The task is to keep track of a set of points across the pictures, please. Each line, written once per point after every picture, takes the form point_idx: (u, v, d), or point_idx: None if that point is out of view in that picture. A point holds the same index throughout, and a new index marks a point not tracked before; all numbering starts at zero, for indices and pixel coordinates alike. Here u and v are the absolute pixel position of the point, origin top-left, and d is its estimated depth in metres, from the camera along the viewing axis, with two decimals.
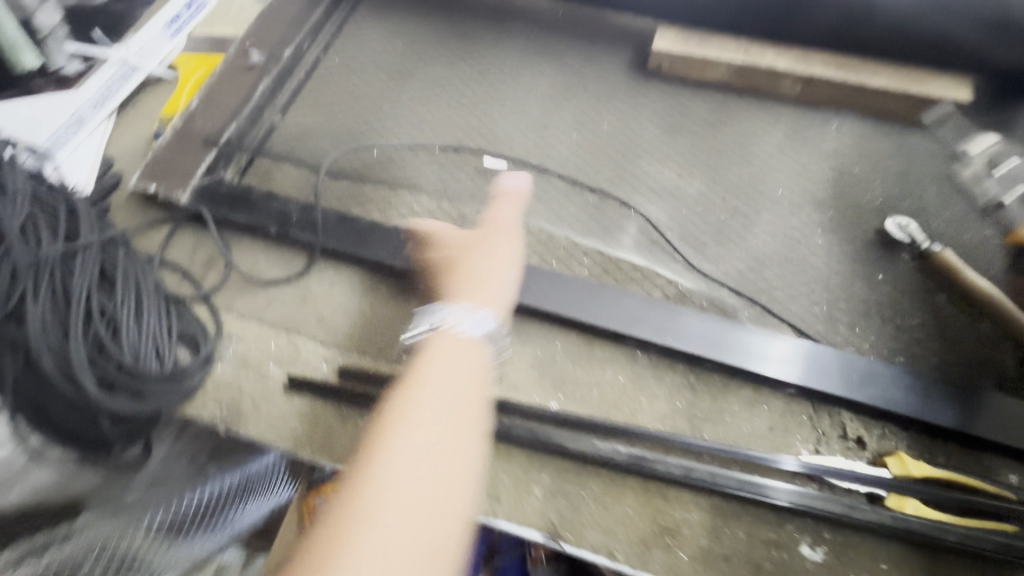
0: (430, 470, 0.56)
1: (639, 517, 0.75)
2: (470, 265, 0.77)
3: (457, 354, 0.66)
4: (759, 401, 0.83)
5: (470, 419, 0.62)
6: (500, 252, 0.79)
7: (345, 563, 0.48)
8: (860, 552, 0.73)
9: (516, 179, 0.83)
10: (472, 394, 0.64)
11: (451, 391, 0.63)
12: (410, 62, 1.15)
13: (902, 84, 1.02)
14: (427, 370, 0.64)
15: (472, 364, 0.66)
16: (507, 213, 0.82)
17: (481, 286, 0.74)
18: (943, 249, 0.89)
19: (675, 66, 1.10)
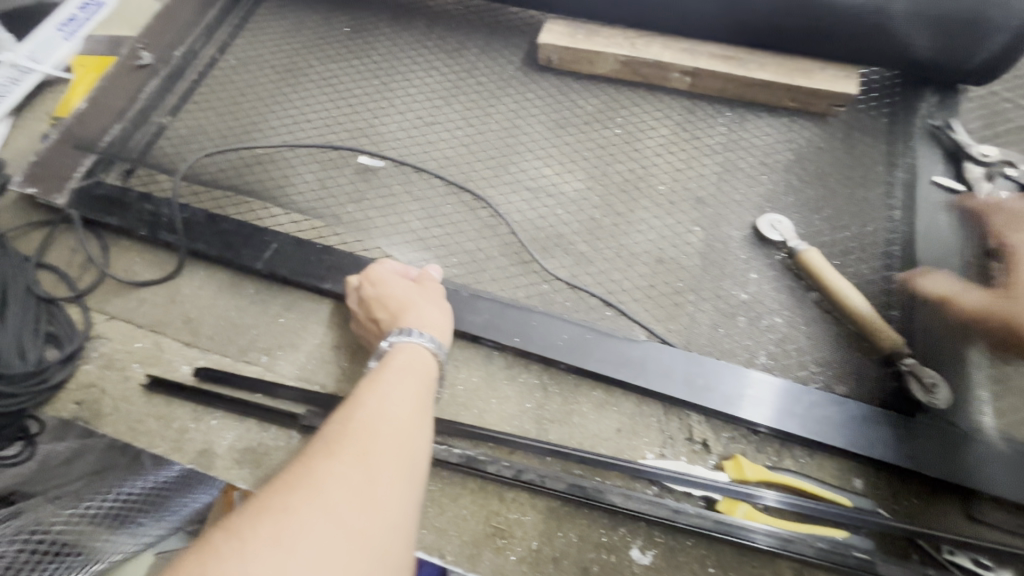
0: (384, 466, 0.55)
1: (472, 518, 0.76)
2: (418, 297, 0.81)
3: (412, 369, 0.69)
4: (608, 402, 0.82)
5: (424, 427, 0.63)
6: (440, 298, 0.82)
7: (310, 504, 0.49)
8: (689, 556, 0.73)
9: (437, 269, 0.87)
10: (426, 402, 0.65)
11: (408, 398, 0.64)
12: (304, 60, 1.14)
13: (789, 77, 0.99)
14: (388, 376, 0.66)
15: (427, 381, 0.69)
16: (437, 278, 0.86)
17: (427, 312, 0.79)
18: (807, 249, 0.87)
19: (564, 60, 1.08)
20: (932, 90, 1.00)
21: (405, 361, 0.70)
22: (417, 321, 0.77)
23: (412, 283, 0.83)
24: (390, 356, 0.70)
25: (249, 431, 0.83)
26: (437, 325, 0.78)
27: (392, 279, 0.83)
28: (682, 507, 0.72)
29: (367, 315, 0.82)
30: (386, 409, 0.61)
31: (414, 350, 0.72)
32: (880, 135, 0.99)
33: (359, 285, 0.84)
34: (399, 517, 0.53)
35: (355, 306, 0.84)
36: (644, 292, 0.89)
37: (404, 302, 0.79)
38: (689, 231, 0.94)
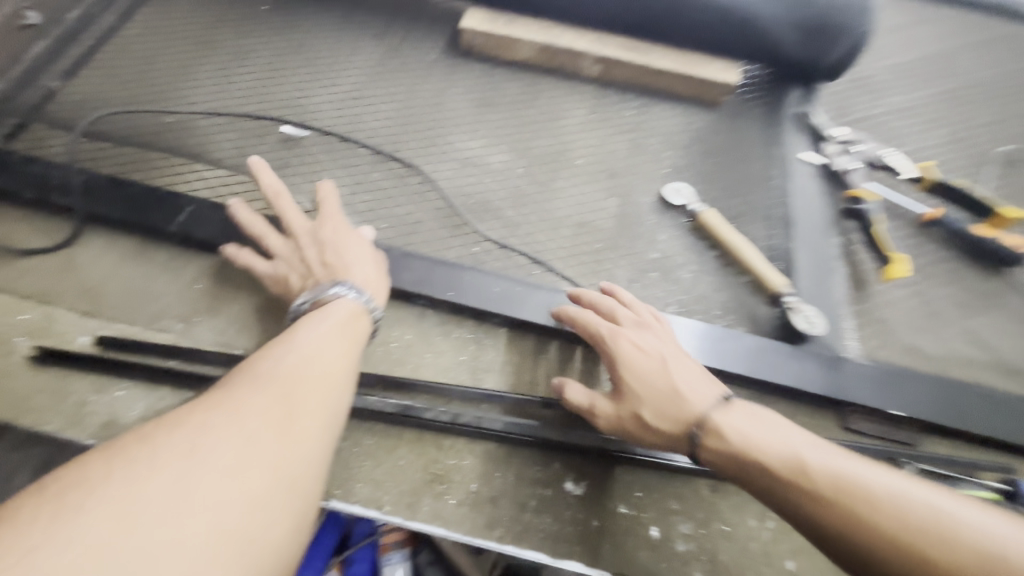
0: (303, 405, 0.56)
1: (410, 467, 0.76)
2: (371, 259, 0.79)
3: (350, 328, 0.67)
4: (539, 350, 0.87)
5: (349, 373, 0.63)
6: (385, 269, 0.82)
7: (222, 428, 0.50)
8: (616, 483, 0.78)
9: (371, 231, 0.86)
10: (355, 351, 0.66)
11: (337, 345, 0.64)
12: (220, 33, 1.11)
13: (684, 67, 1.13)
14: (320, 322, 0.66)
15: (359, 339, 0.68)
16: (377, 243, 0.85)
17: (374, 275, 0.77)
18: (706, 210, 0.98)
19: (486, 45, 1.15)
20: (798, 85, 1.19)
21: (342, 316, 0.68)
22: (364, 282, 0.75)
23: (367, 244, 0.81)
24: (328, 308, 0.68)
25: (161, 399, 0.77)
26: (378, 291, 0.77)
27: (350, 235, 0.80)
28: (608, 436, 0.78)
29: (314, 253, 0.78)
30: (312, 351, 0.61)
31: (356, 312, 0.70)
32: (760, 120, 1.15)
33: (317, 223, 0.81)
34: (310, 456, 0.53)
35: (302, 238, 0.80)
36: (568, 252, 0.96)
37: (358, 257, 0.78)
38: (605, 199, 1.03)
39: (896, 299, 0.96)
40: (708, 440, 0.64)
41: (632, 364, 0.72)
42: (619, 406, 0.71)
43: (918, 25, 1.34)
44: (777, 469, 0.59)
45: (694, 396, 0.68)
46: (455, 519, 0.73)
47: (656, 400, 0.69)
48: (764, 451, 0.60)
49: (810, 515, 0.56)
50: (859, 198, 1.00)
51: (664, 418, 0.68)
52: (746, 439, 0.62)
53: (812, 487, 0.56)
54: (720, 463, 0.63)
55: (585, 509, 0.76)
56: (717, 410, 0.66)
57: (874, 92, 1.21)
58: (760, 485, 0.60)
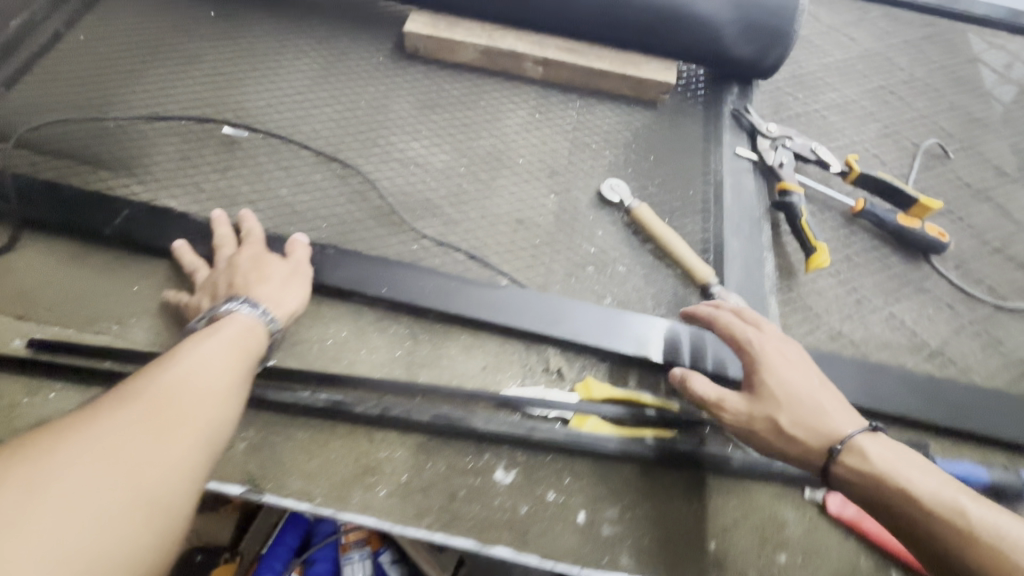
0: (176, 426, 0.57)
1: (341, 460, 0.77)
2: (278, 276, 0.81)
3: (241, 348, 0.68)
4: (474, 344, 0.89)
5: (231, 391, 0.64)
6: (306, 283, 0.84)
7: (81, 451, 0.50)
8: (546, 470, 0.80)
9: (304, 234, 0.89)
10: (242, 370, 0.66)
11: (223, 366, 0.65)
12: (164, 36, 1.12)
13: (621, 67, 1.16)
14: (210, 342, 0.66)
15: (250, 359, 0.69)
16: (301, 256, 0.86)
17: (276, 292, 0.79)
18: (639, 205, 1.00)
19: (430, 49, 1.17)
20: (736, 83, 1.22)
21: (232, 335, 0.69)
22: (266, 299, 0.78)
23: (282, 263, 0.83)
24: (219, 327, 0.70)
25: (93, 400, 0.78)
26: (283, 305, 0.79)
27: (263, 255, 0.83)
28: (536, 424, 0.81)
29: (227, 279, 0.80)
30: (190, 373, 0.62)
31: (250, 328, 0.72)
32: (698, 119, 1.19)
33: (239, 251, 0.84)
34: (176, 479, 0.54)
35: (222, 267, 0.82)
36: (506, 249, 0.98)
37: (269, 276, 0.80)
38: (544, 197, 1.06)
39: (822, 288, 1.00)
40: (847, 457, 0.68)
41: (778, 373, 0.74)
42: (754, 409, 0.73)
43: (855, 24, 1.39)
44: (920, 501, 0.62)
45: (837, 416, 0.70)
46: (385, 509, 0.75)
47: (797, 411, 0.71)
48: (907, 481, 0.64)
49: (947, 548, 0.59)
50: (787, 190, 1.02)
51: (803, 429, 0.70)
52: (882, 463, 0.66)
53: (957, 524, 0.59)
54: (855, 481, 0.67)
55: (513, 496, 0.78)
56: (864, 434, 0.69)
57: (810, 89, 1.25)
58: (897, 512, 0.64)
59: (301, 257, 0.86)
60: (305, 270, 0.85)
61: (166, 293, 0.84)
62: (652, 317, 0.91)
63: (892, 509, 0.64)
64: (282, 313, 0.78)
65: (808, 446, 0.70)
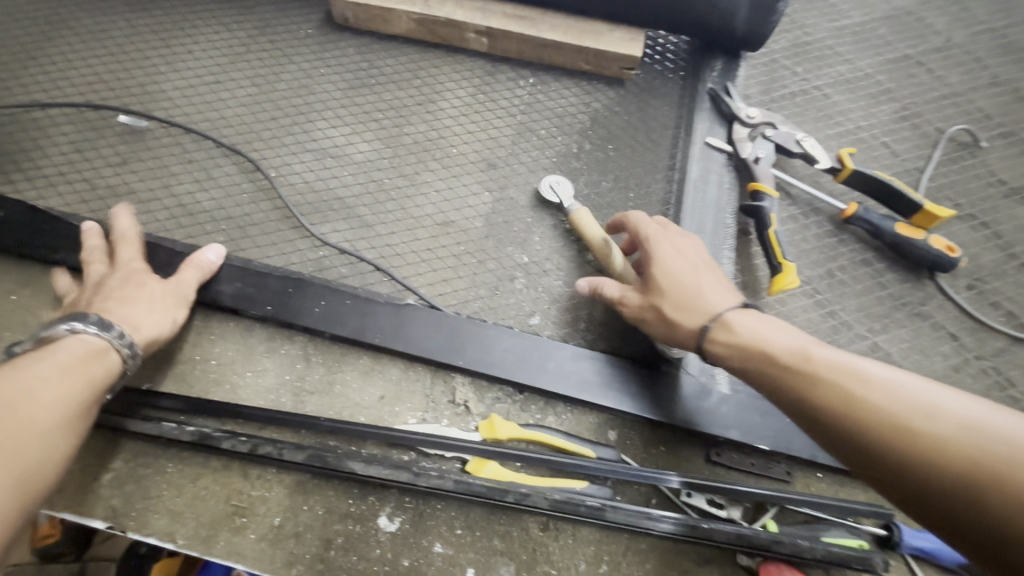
0: None
1: (211, 498, 0.71)
2: (146, 295, 0.70)
3: (80, 374, 0.59)
4: (374, 369, 0.79)
5: (57, 428, 0.54)
6: (182, 306, 0.73)
7: None
8: (437, 520, 0.71)
9: (216, 251, 0.79)
10: (76, 402, 0.57)
11: (49, 394, 0.55)
12: (70, 10, 1.02)
13: (579, 39, 0.98)
14: (39, 364, 0.57)
15: (93, 386, 0.59)
16: (188, 279, 0.75)
17: (137, 313, 0.68)
18: (576, 207, 0.86)
19: (359, 18, 1.02)
20: (719, 55, 1.03)
21: (73, 359, 0.59)
22: (121, 319, 0.66)
23: (156, 281, 0.72)
24: (53, 349, 0.59)
25: None
26: (144, 329, 0.68)
27: (135, 271, 0.73)
28: (425, 469, 0.70)
29: (89, 299, 0.70)
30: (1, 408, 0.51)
31: (96, 350, 0.62)
32: (669, 101, 1.02)
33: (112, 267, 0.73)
34: None
35: (88, 287, 0.72)
36: (423, 257, 0.86)
37: (133, 296, 0.69)
38: (476, 195, 0.92)
39: (793, 311, 0.84)
40: (715, 333, 0.66)
41: (665, 261, 0.72)
42: (643, 301, 0.73)
43: None
44: (775, 354, 0.62)
45: (719, 298, 0.69)
46: (253, 555, 0.69)
47: (680, 296, 0.70)
48: (771, 345, 0.63)
49: (805, 393, 0.58)
50: (758, 192, 0.85)
51: (681, 312, 0.69)
52: (749, 333, 0.65)
53: (804, 369, 0.59)
54: (727, 356, 0.65)
55: (397, 547, 0.70)
56: (733, 309, 0.67)
57: (812, 62, 1.05)
58: (769, 381, 0.62)
59: (188, 280, 0.75)
60: (185, 295, 0.74)
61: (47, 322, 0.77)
62: (575, 350, 0.79)
63: (752, 366, 0.63)
64: (140, 339, 0.67)
65: (684, 329, 0.68)
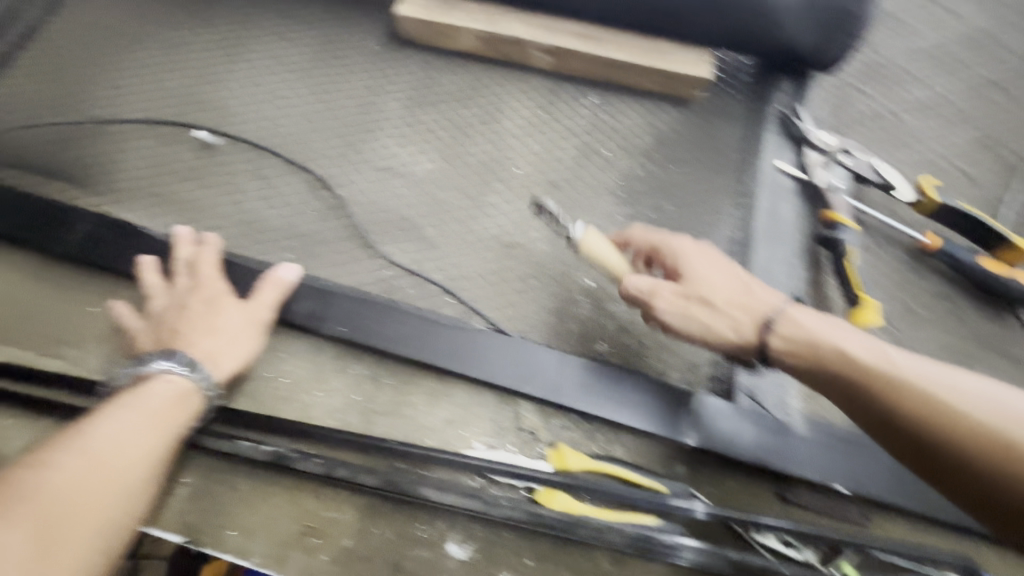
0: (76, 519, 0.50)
1: (284, 518, 0.72)
2: (228, 324, 0.71)
3: (168, 417, 0.61)
4: (441, 392, 0.79)
5: (134, 486, 0.56)
6: (261, 330, 0.74)
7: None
8: (505, 548, 0.71)
9: (292, 270, 0.79)
10: (155, 458, 0.58)
11: (139, 442, 0.57)
12: (143, 22, 1.03)
13: (647, 59, 0.97)
14: (131, 410, 0.59)
15: (177, 427, 0.62)
16: (266, 302, 0.76)
17: (219, 346, 0.69)
18: (588, 238, 0.75)
19: (425, 34, 1.02)
20: (790, 77, 1.00)
21: (159, 408, 0.61)
22: (205, 354, 0.68)
23: (236, 306, 0.73)
24: (145, 394, 0.61)
25: (45, 430, 0.76)
26: (224, 363, 0.69)
27: (216, 294, 0.74)
28: (496, 499, 0.70)
29: (173, 322, 0.71)
30: (92, 463, 0.53)
31: (182, 396, 0.64)
32: (737, 122, 0.99)
33: (196, 289, 0.75)
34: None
35: (172, 304, 0.74)
36: (489, 280, 0.86)
37: (215, 325, 0.71)
38: (541, 217, 0.92)
39: None
40: (783, 329, 0.67)
41: (700, 259, 0.73)
42: (687, 294, 0.71)
43: None
44: (852, 358, 0.63)
45: (762, 292, 0.71)
46: None
47: (729, 292, 0.71)
48: (844, 344, 0.64)
49: (883, 397, 0.60)
50: (835, 222, 0.83)
51: (733, 306, 0.70)
52: (819, 331, 0.66)
53: (883, 374, 0.60)
54: (793, 355, 0.66)
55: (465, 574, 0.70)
56: (792, 306, 0.69)
57: (887, 85, 1.01)
58: (844, 377, 0.63)
59: (266, 303, 0.76)
60: (263, 321, 0.75)
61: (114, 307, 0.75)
62: (648, 380, 0.78)
63: (824, 367, 0.64)
64: (220, 374, 0.68)
65: (741, 321, 0.69)
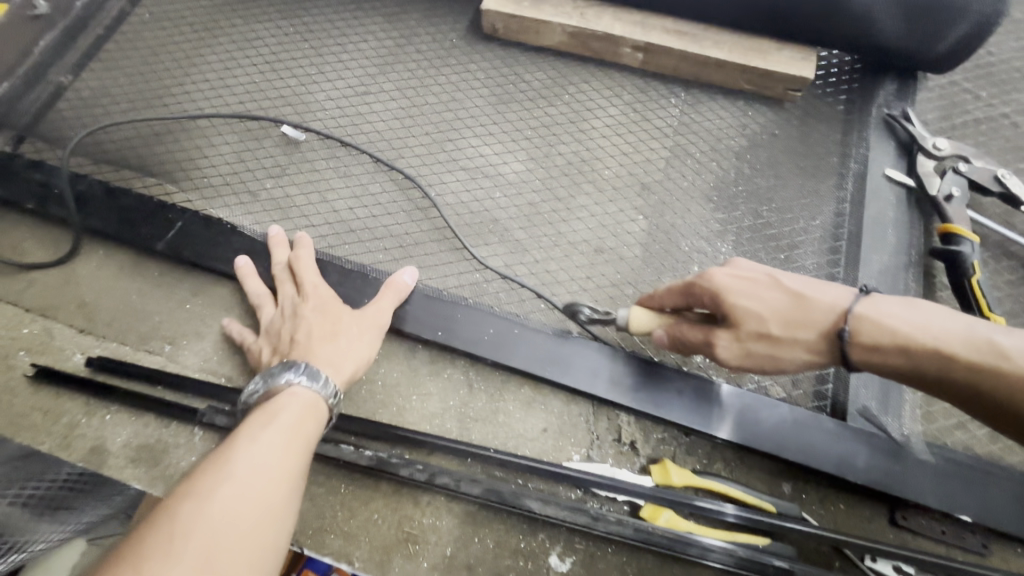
0: (232, 555, 0.46)
1: (384, 523, 0.71)
2: (345, 329, 0.70)
3: (299, 433, 0.57)
4: (536, 400, 0.78)
5: (287, 505, 0.52)
6: (379, 333, 0.73)
7: None
8: (608, 563, 0.70)
9: (411, 273, 0.78)
10: (299, 474, 0.55)
11: (279, 462, 0.54)
12: (225, 16, 1.03)
13: (744, 58, 0.93)
14: (264, 430, 0.55)
15: (311, 443, 0.58)
16: (383, 304, 0.75)
17: (339, 352, 0.68)
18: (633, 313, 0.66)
19: (510, 29, 0.99)
20: (894, 77, 0.95)
21: (291, 424, 0.58)
22: (327, 361, 0.67)
23: (350, 311, 0.72)
24: (276, 409, 0.58)
25: (146, 426, 0.76)
26: (344, 367, 0.68)
27: (329, 300, 0.73)
28: (601, 513, 0.69)
29: (290, 332, 0.71)
30: (242, 486, 0.50)
31: (310, 405, 0.61)
32: (835, 125, 0.95)
33: (306, 294, 0.74)
34: None
35: (287, 313, 0.74)
36: (582, 286, 0.84)
37: (333, 331, 0.70)
38: (632, 220, 0.89)
39: None
40: (862, 336, 0.56)
41: (735, 290, 0.60)
42: (738, 337, 0.60)
43: None
44: (955, 356, 0.52)
45: (824, 296, 0.58)
46: None
47: (785, 313, 0.58)
48: (941, 338, 0.53)
49: (1009, 398, 0.49)
50: (954, 235, 0.79)
51: (798, 329, 0.58)
52: (905, 327, 0.54)
53: (1000, 371, 0.49)
54: (881, 361, 0.55)
55: None
56: (865, 302, 0.57)
57: (998, 87, 0.96)
58: (947, 380, 0.53)
59: (385, 305, 0.75)
60: (379, 323, 0.73)
61: (229, 325, 0.79)
62: (764, 398, 0.74)
63: (924, 369, 0.53)
64: (341, 380, 0.67)
65: (814, 342, 0.58)
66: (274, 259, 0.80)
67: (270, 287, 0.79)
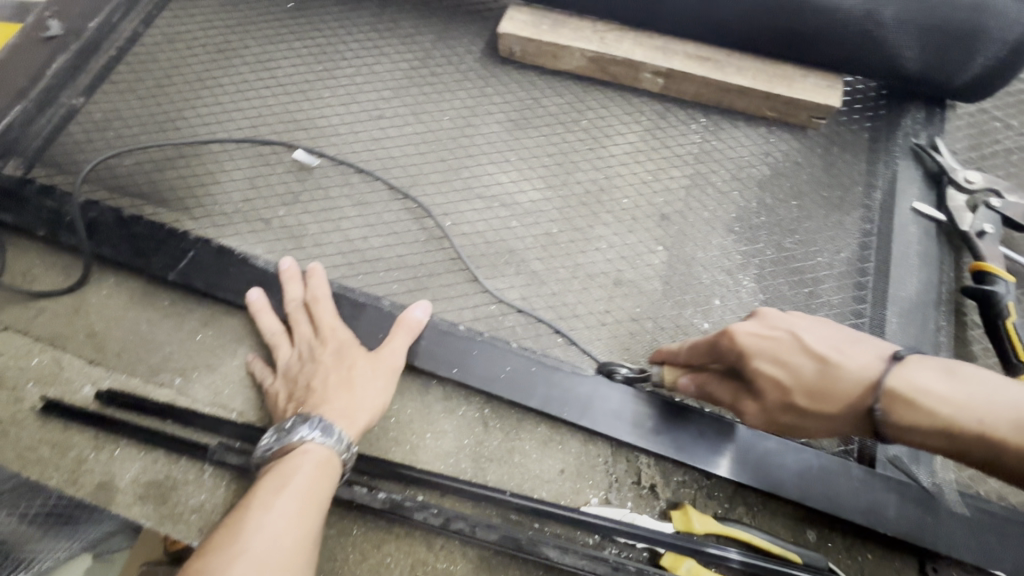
0: None
1: (397, 567, 0.69)
2: (359, 376, 0.70)
3: (312, 494, 0.59)
4: (553, 440, 0.76)
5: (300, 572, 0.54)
6: (393, 376, 0.71)
7: None
8: None
9: (422, 310, 0.77)
10: (311, 537, 0.57)
11: (291, 528, 0.56)
12: (239, 37, 1.01)
13: (768, 84, 0.90)
14: (276, 496, 0.57)
15: (325, 502, 0.60)
16: (396, 346, 0.73)
17: (354, 402, 0.67)
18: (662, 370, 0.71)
19: (527, 53, 0.97)
20: (922, 105, 0.93)
21: (304, 486, 0.59)
22: (343, 412, 0.66)
23: (364, 355, 0.72)
24: (289, 472, 0.60)
25: (155, 462, 0.75)
26: (358, 418, 0.67)
27: (345, 344, 0.73)
28: (621, 562, 0.66)
29: (306, 378, 0.71)
30: (255, 560, 0.52)
31: (323, 462, 0.62)
32: (861, 153, 0.92)
33: (321, 338, 0.74)
34: None
35: (303, 356, 0.74)
36: (600, 320, 0.82)
37: (348, 378, 0.70)
38: (652, 251, 0.87)
39: None
40: (897, 416, 0.51)
41: (757, 352, 0.58)
42: (760, 400, 0.59)
43: None
44: (1003, 441, 0.47)
45: (854, 366, 0.54)
46: None
47: (809, 383, 0.56)
48: (986, 420, 0.48)
49: None
50: (988, 274, 0.76)
51: (822, 401, 0.55)
52: (945, 406, 0.50)
53: None
54: (922, 440, 0.51)
55: None
56: (898, 377, 0.52)
57: None
58: (998, 464, 0.48)
59: (398, 346, 0.73)
60: (394, 366, 0.72)
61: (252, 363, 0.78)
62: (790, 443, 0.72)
63: (970, 452, 0.49)
64: (354, 431, 0.66)
65: (838, 414, 0.55)
66: (286, 295, 0.79)
67: (284, 324, 0.79)
